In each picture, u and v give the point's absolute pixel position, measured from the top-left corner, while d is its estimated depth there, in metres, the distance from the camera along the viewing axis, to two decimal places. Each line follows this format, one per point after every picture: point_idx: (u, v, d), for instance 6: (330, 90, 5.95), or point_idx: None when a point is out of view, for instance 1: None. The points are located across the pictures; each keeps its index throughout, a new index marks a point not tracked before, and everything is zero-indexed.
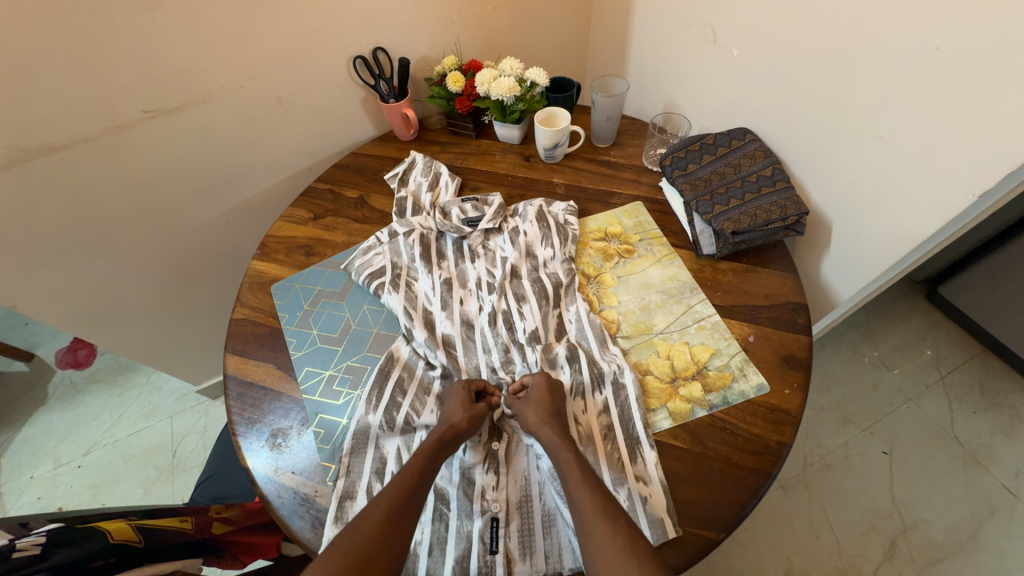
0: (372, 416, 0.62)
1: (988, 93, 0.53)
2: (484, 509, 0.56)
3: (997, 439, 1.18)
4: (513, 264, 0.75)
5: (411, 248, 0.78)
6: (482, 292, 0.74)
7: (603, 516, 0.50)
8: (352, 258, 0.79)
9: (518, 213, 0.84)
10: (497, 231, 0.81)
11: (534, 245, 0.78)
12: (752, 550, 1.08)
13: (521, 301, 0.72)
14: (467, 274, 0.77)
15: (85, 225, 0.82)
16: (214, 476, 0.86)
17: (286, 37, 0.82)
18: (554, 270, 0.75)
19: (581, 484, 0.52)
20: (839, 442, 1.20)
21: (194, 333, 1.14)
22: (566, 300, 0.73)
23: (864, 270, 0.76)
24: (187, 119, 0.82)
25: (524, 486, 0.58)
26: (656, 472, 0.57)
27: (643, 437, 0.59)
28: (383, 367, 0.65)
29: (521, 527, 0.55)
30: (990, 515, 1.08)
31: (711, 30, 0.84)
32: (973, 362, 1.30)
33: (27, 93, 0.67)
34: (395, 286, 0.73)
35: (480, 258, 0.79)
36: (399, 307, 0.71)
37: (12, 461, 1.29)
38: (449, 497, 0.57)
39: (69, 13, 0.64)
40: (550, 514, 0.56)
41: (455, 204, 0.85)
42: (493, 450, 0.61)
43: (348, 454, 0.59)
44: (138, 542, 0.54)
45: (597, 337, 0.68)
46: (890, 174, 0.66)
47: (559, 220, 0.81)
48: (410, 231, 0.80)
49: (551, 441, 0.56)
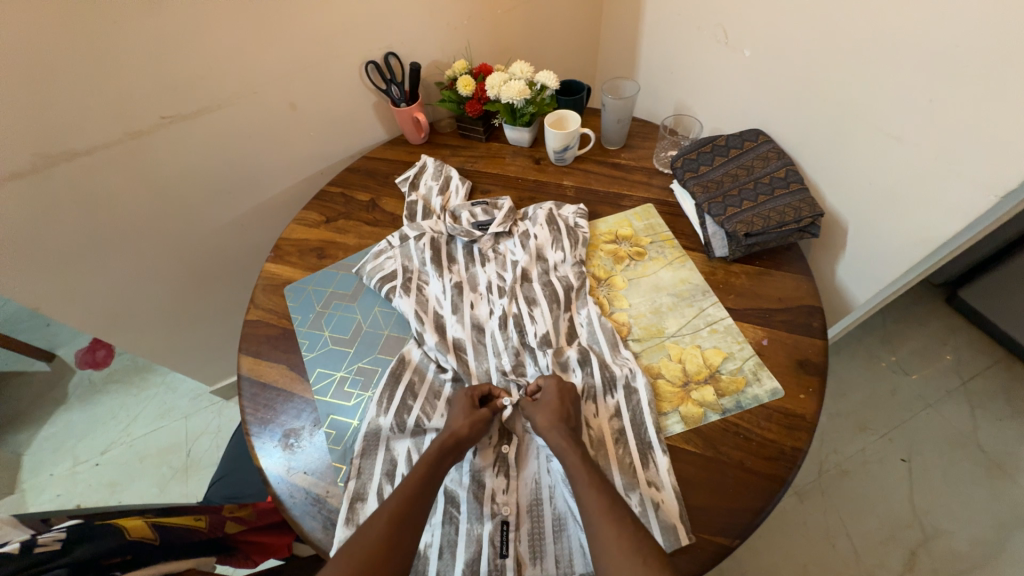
0: (383, 419, 0.62)
1: (1009, 91, 0.52)
2: (494, 512, 0.56)
3: (1021, 447, 1.14)
4: (524, 268, 0.75)
5: (422, 251, 0.78)
6: (492, 296, 0.74)
7: (612, 521, 0.49)
8: (363, 262, 0.80)
9: (528, 216, 0.83)
10: (507, 234, 0.81)
11: (544, 249, 0.77)
12: (767, 558, 1.06)
13: (532, 305, 0.71)
14: (478, 277, 0.77)
15: (104, 229, 0.84)
16: (227, 475, 0.87)
17: (299, 43, 0.83)
18: (565, 273, 0.75)
19: (589, 489, 0.52)
20: (856, 449, 1.18)
21: (208, 334, 1.16)
22: (578, 303, 0.72)
23: (881, 273, 0.74)
24: (203, 125, 0.83)
25: (534, 490, 0.58)
26: (668, 478, 0.56)
27: (655, 442, 0.59)
28: (394, 370, 0.66)
29: (531, 530, 0.55)
30: (1015, 526, 1.05)
31: (723, 31, 0.83)
32: (995, 368, 1.26)
33: (49, 100, 0.69)
34: (406, 289, 0.73)
35: (490, 261, 0.78)
36: (410, 310, 0.71)
37: (33, 459, 1.32)
38: (459, 500, 0.57)
39: (90, 23, 0.66)
40: (561, 517, 0.56)
41: (465, 207, 0.85)
42: (504, 453, 0.61)
43: (359, 456, 0.59)
44: (154, 539, 0.55)
45: (609, 340, 0.67)
46: (908, 175, 0.64)
47: (569, 223, 0.81)
48: (420, 234, 0.80)
49: (558, 445, 0.56)
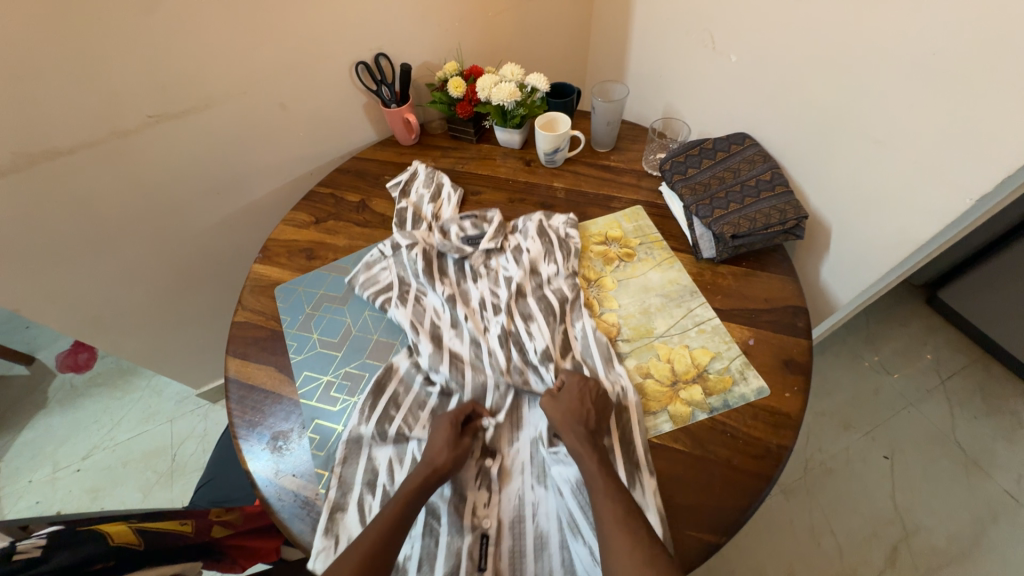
0: (364, 427, 0.61)
1: (984, 98, 0.54)
2: (474, 525, 0.56)
3: (998, 445, 1.18)
4: (518, 283, 0.73)
5: (415, 262, 0.76)
6: (487, 313, 0.72)
7: (624, 530, 0.49)
8: (355, 273, 0.78)
9: (519, 229, 0.82)
10: (499, 250, 0.80)
11: (538, 262, 0.76)
12: (753, 556, 1.08)
13: (528, 321, 0.69)
14: (470, 293, 0.75)
15: (88, 229, 0.82)
16: (213, 480, 0.85)
17: (289, 43, 0.83)
18: (559, 286, 0.73)
19: (606, 499, 0.52)
20: (841, 447, 1.20)
21: (194, 337, 1.14)
22: (573, 316, 0.71)
23: (864, 275, 0.76)
24: (190, 124, 0.82)
25: (517, 506, 0.57)
26: (654, 500, 0.55)
27: (642, 461, 0.58)
28: (380, 380, 0.65)
29: (512, 546, 0.55)
30: (993, 521, 1.08)
31: (710, 36, 0.84)
32: (973, 367, 1.30)
33: (32, 98, 0.67)
34: (402, 300, 0.73)
35: (483, 277, 0.77)
36: (406, 321, 0.70)
37: (11, 465, 1.28)
38: (440, 512, 0.57)
39: (75, 20, 0.65)
40: (543, 536, 0.55)
41: (454, 221, 0.83)
42: (486, 467, 0.60)
43: (339, 464, 0.59)
44: (138, 544, 0.54)
45: (603, 355, 0.66)
46: (889, 177, 0.66)
47: (560, 234, 0.80)
48: (413, 244, 0.78)
49: (578, 450, 0.56)
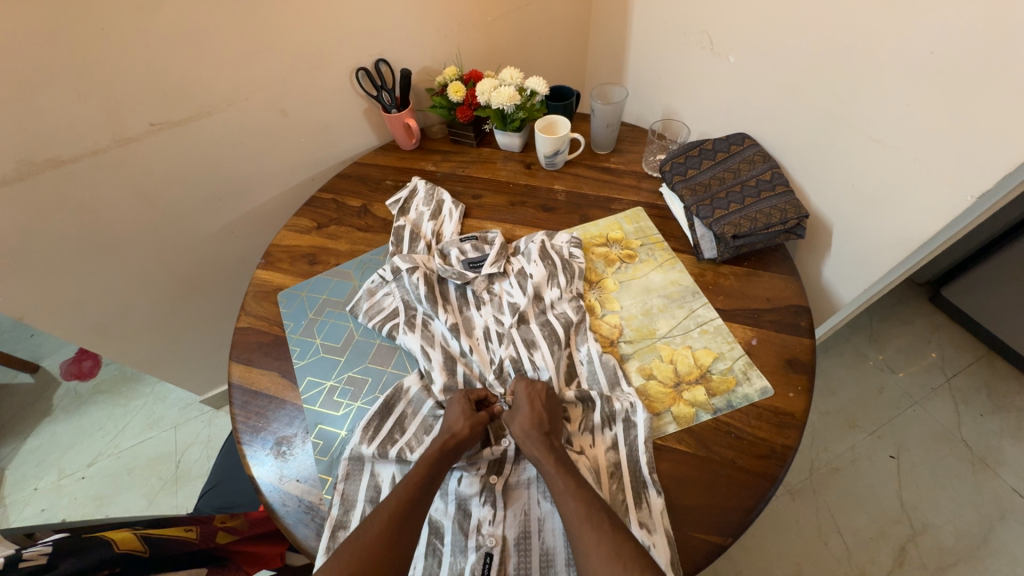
0: (366, 447, 0.59)
1: (987, 94, 0.53)
2: (479, 544, 0.54)
3: (1004, 442, 1.17)
4: (522, 310, 0.71)
5: (416, 286, 0.72)
6: (491, 343, 0.69)
7: (590, 525, 0.50)
8: (358, 300, 0.76)
9: (521, 250, 0.80)
10: (502, 274, 0.77)
11: (542, 287, 0.73)
12: (760, 557, 1.07)
13: (532, 347, 0.67)
14: (474, 321, 0.72)
15: (90, 236, 0.83)
16: (218, 485, 0.86)
17: (289, 50, 0.83)
18: (563, 310, 0.71)
19: (571, 496, 0.52)
20: (846, 446, 1.19)
21: (197, 343, 1.14)
22: (578, 340, 0.69)
23: (866, 272, 0.76)
24: (192, 132, 0.83)
25: (523, 523, 0.56)
26: (660, 520, 0.53)
27: (649, 481, 0.56)
28: (388, 400, 0.63)
29: (519, 564, 0.53)
30: (1001, 519, 1.07)
31: (708, 38, 0.85)
32: (978, 364, 1.29)
33: (36, 108, 0.68)
34: (411, 325, 0.70)
35: (486, 304, 0.74)
36: (416, 346, 0.68)
37: (16, 473, 1.29)
38: (443, 530, 0.56)
39: (76, 30, 0.66)
40: (551, 553, 0.53)
41: (454, 243, 0.80)
42: (491, 483, 0.59)
43: (342, 480, 0.58)
44: (142, 551, 0.54)
45: (609, 378, 0.65)
46: (889, 174, 0.66)
47: (563, 255, 0.77)
48: (413, 268, 0.75)
49: (534, 455, 0.56)
